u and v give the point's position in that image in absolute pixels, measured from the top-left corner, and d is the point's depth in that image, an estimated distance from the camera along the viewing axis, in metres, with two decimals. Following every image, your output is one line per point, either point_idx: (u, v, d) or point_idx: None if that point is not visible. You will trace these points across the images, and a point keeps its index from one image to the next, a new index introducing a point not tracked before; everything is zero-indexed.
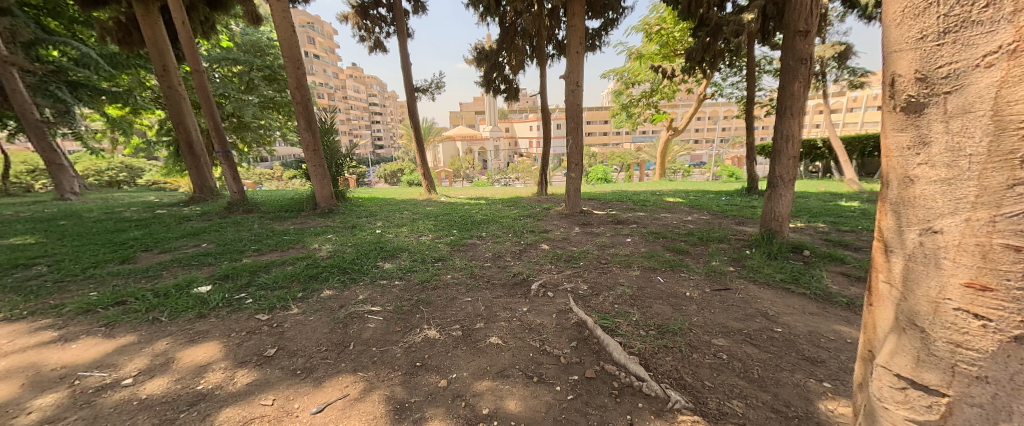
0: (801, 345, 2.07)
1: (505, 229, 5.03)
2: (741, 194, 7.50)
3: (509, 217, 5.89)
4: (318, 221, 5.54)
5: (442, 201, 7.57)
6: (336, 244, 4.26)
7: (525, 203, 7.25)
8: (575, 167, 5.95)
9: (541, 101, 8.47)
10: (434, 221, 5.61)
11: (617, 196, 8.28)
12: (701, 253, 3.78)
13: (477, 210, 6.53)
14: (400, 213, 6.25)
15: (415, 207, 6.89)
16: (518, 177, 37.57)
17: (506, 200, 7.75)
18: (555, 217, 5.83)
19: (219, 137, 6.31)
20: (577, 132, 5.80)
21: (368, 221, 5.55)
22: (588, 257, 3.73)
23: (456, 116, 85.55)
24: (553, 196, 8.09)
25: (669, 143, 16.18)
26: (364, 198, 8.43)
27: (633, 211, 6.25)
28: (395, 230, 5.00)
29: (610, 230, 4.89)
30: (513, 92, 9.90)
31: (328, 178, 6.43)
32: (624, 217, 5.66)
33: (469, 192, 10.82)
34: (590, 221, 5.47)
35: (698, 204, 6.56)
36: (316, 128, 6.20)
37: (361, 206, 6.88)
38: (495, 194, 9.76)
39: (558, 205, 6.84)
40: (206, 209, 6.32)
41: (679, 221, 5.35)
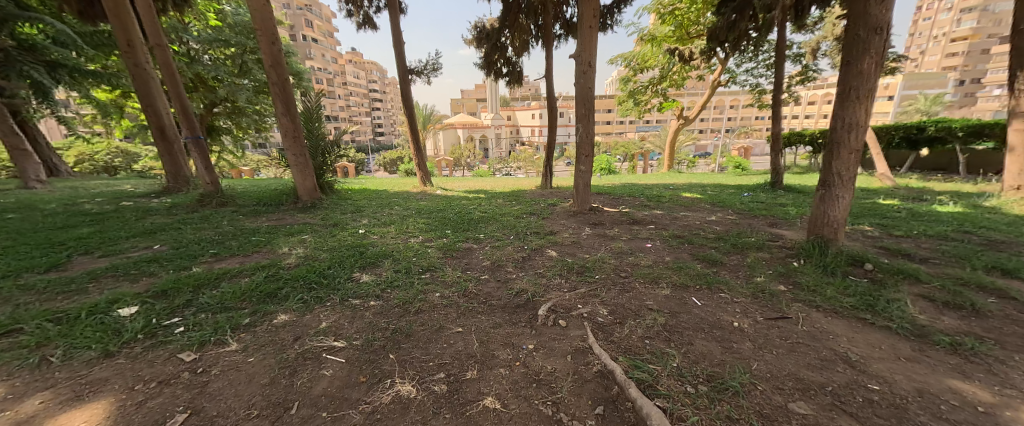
0: (920, 416, 1.47)
1: (506, 229, 4.45)
2: (765, 189, 6.88)
3: (511, 214, 5.30)
4: (297, 218, 4.95)
5: (438, 194, 6.97)
6: (311, 247, 3.68)
7: (529, 198, 6.67)
8: (585, 160, 5.32)
9: (548, 85, 7.74)
10: (427, 219, 5.01)
11: (627, 190, 7.66)
12: (738, 264, 3.19)
13: (475, 206, 5.93)
14: (390, 208, 5.66)
15: (408, 201, 6.29)
16: (519, 167, 36.97)
17: (508, 194, 7.17)
18: (562, 215, 5.23)
19: (188, 121, 5.68)
20: (588, 120, 5.17)
21: (352, 218, 4.96)
22: (604, 269, 3.15)
23: (458, 103, 84.13)
24: (558, 190, 7.48)
25: (678, 134, 15.40)
26: (355, 189, 7.83)
27: (648, 208, 5.65)
28: (381, 230, 4.41)
29: (625, 232, 4.30)
30: (515, 76, 9.12)
31: (310, 170, 5.81)
32: (639, 216, 5.06)
33: (468, 183, 10.18)
34: (601, 220, 4.87)
35: (720, 201, 5.94)
36: (296, 113, 5.53)
37: (349, 200, 6.29)
38: (495, 186, 9.13)
39: (564, 200, 6.25)
40: (177, 202, 5.73)
41: (703, 222, 4.74)
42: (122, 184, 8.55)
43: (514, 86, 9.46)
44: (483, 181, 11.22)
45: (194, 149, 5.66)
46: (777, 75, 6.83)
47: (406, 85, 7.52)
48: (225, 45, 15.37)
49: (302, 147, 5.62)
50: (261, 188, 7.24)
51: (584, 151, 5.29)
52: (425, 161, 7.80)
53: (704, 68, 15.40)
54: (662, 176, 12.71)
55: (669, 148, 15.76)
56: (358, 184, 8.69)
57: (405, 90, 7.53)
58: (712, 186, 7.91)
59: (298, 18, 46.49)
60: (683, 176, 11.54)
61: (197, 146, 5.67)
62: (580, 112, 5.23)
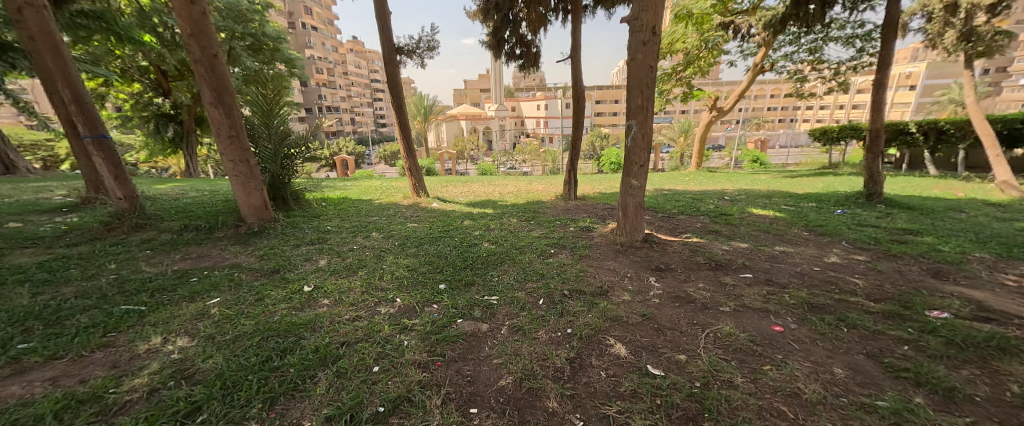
0: None
1: (532, 284, 2.91)
2: (859, 204, 5.27)
3: (534, 248, 3.76)
4: (226, 256, 3.43)
5: (433, 210, 5.46)
6: (201, 335, 2.11)
7: (550, 216, 5.14)
8: (638, 172, 3.73)
9: (574, 68, 6.08)
10: (414, 258, 3.46)
11: (672, 202, 6.08)
12: (1003, 401, 1.60)
13: (482, 231, 4.39)
14: (368, 234, 4.16)
15: (393, 221, 4.77)
16: (524, 160, 35.39)
17: (524, 208, 5.66)
18: (606, 250, 3.67)
19: (88, 114, 4.12)
20: (646, 114, 3.55)
21: (308, 257, 3.44)
22: (745, 414, 1.56)
23: (461, 94, 82.04)
24: (586, 204, 5.92)
25: (710, 128, 13.62)
26: (332, 200, 6.30)
27: (722, 236, 4.07)
28: (343, 283, 2.89)
29: (717, 291, 2.74)
30: (530, 58, 7.42)
31: (258, 182, 4.24)
32: (719, 255, 3.48)
33: (471, 187, 8.63)
34: (668, 264, 3.30)
35: (815, 225, 4.36)
36: (233, 103, 3.96)
37: (315, 220, 4.76)
38: (504, 192, 7.58)
39: (600, 222, 4.70)
40: (76, 225, 4.20)
41: (824, 269, 3.15)
42: (54, 190, 7.08)
43: (527, 70, 7.78)
44: (488, 183, 9.66)
45: (97, 152, 4.14)
46: (883, 54, 5.14)
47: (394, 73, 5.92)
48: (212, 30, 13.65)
49: (246, 147, 4.09)
50: (212, 201, 5.78)
51: (638, 159, 3.69)
52: (417, 165, 6.24)
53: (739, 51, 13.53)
54: (696, 178, 11.06)
55: (698, 144, 13.99)
56: (339, 191, 7.21)
57: (393, 78, 5.94)
58: (778, 196, 6.31)
59: (296, 5, 44.25)
60: (723, 181, 9.94)
61: (102, 148, 4.15)
62: (629, 102, 3.66)
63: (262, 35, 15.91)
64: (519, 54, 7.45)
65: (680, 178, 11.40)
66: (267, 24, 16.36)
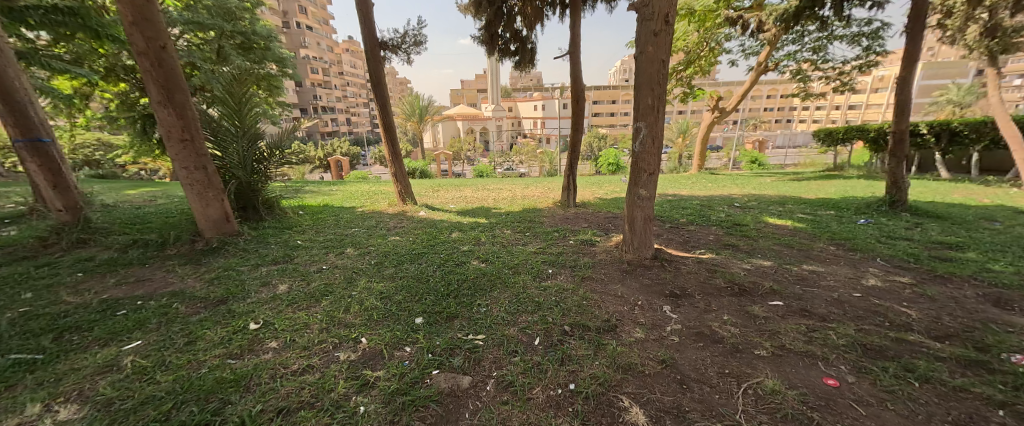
0: None
1: (526, 317, 2.45)
2: (882, 213, 4.86)
3: (529, 268, 3.30)
4: (170, 281, 2.94)
5: (420, 220, 4.98)
6: (95, 399, 1.63)
7: (548, 227, 4.69)
8: (647, 181, 3.29)
9: (574, 65, 5.62)
10: (390, 282, 2.99)
11: (679, 209, 5.65)
12: None
13: (471, 245, 3.92)
14: (341, 250, 3.68)
15: (373, 234, 4.29)
16: (521, 161, 34.88)
17: (520, 218, 5.20)
18: (611, 270, 3.21)
19: (23, 115, 3.66)
20: (656, 116, 3.12)
21: (265, 280, 2.96)
22: None
23: (458, 94, 81.42)
24: (587, 212, 5.47)
25: (711, 128, 13.15)
26: (311, 207, 5.81)
27: (740, 252, 3.62)
28: (299, 317, 2.40)
29: (746, 327, 2.29)
30: (525, 54, 6.94)
31: (219, 191, 3.75)
32: (741, 276, 3.04)
33: (464, 192, 8.17)
34: (683, 288, 2.85)
35: (840, 238, 3.93)
36: (187, 104, 3.49)
37: (286, 233, 4.27)
38: (498, 197, 7.12)
39: (603, 235, 4.25)
40: (8, 241, 3.69)
41: (866, 295, 2.71)
42: (12, 196, 6.53)
43: (522, 68, 7.30)
44: (482, 187, 9.19)
45: (32, 157, 3.68)
46: (909, 50, 4.73)
47: (377, 70, 5.44)
48: (199, 28, 13.09)
49: (200, 148, 3.61)
50: (178, 210, 5.28)
51: (647, 166, 3.25)
52: (404, 170, 5.76)
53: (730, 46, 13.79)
54: (699, 181, 10.65)
55: (700, 145, 13.57)
56: (321, 197, 6.72)
57: (376, 76, 5.46)
58: (791, 203, 5.89)
59: (291, 4, 43.46)
60: (728, 184, 9.53)
61: (38, 154, 3.68)
62: (635, 102, 3.22)
63: (252, 33, 15.06)
64: (513, 51, 6.98)
65: (683, 181, 10.98)
66: (256, 22, 15.72)
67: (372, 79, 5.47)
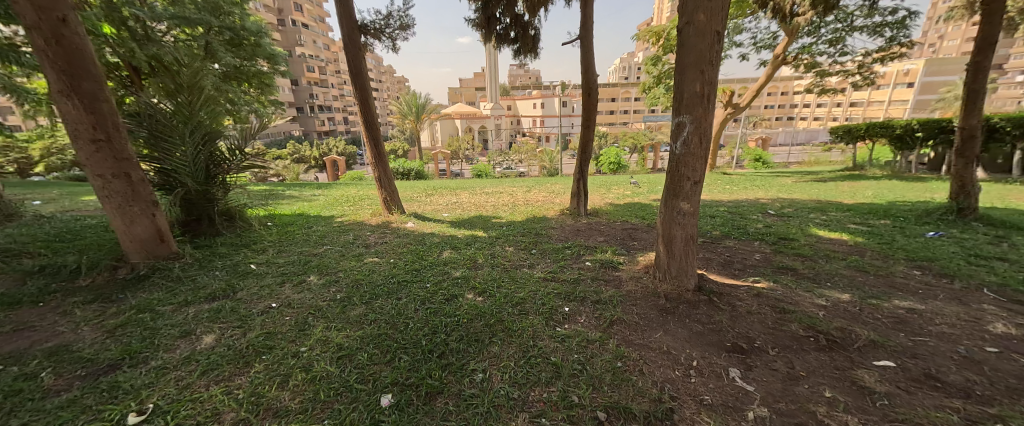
0: None
1: (541, 395, 1.69)
2: (948, 224, 4.15)
3: (539, 305, 2.55)
4: (56, 330, 2.17)
5: (406, 234, 4.24)
6: None
7: (558, 243, 3.95)
8: (691, 192, 2.55)
9: (585, 52, 4.86)
10: (354, 328, 2.22)
11: (706, 218, 4.91)
12: None
13: (466, 270, 3.18)
14: (301, 278, 2.92)
15: (347, 253, 3.54)
16: (521, 160, 34.04)
17: (523, 230, 4.47)
18: (646, 310, 2.46)
19: None
20: (703, 107, 2.38)
21: (186, 328, 2.19)
22: None
23: (456, 92, 80.50)
24: (601, 223, 4.74)
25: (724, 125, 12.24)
26: (282, 217, 5.05)
27: (803, 280, 2.87)
28: (210, 398, 1.62)
29: (869, 414, 1.54)
30: (526, 42, 6.18)
31: (151, 207, 3.01)
32: (822, 319, 2.28)
33: (461, 197, 7.43)
34: (749, 338, 2.10)
35: (919, 258, 3.20)
36: (100, 96, 2.72)
37: (239, 253, 3.51)
38: (498, 203, 6.38)
39: (625, 255, 3.51)
40: None
41: (1005, 351, 1.96)
42: None
43: (522, 57, 6.54)
44: (480, 190, 8.44)
45: None
46: (985, 33, 4.01)
47: (356, 60, 4.65)
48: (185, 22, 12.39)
49: (124, 149, 2.89)
50: None
51: (690, 173, 2.52)
52: (389, 174, 5.00)
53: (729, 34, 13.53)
54: (714, 182, 9.90)
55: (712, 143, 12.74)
56: (298, 205, 5.96)
57: (355, 67, 4.67)
58: (833, 210, 5.16)
59: None
60: (746, 185, 8.78)
61: None
62: (677, 88, 2.48)
63: (242, 29, 14.07)
64: (515, 38, 6.22)
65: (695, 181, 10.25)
66: (246, 18, 14.78)
67: (351, 70, 4.68)
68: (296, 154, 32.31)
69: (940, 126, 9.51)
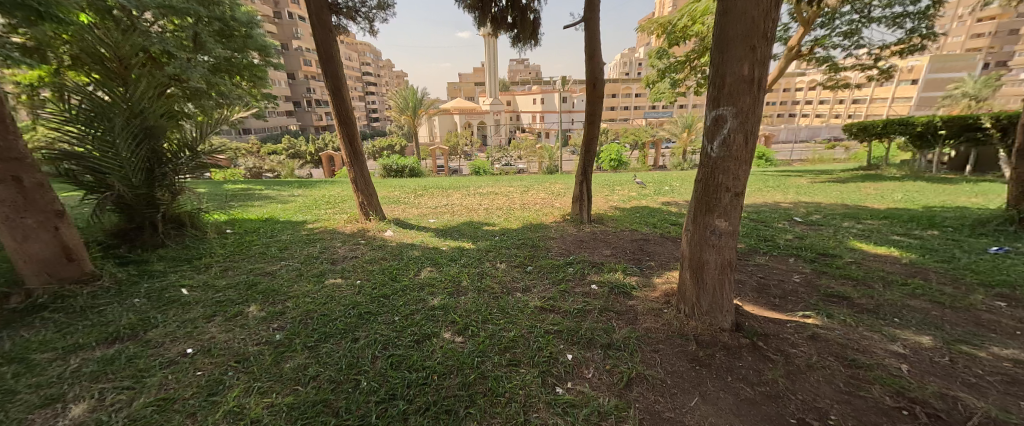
0: None
1: None
2: (1008, 235, 3.60)
3: (534, 351, 1.98)
4: None
5: (382, 245, 3.68)
6: None
7: (559, 258, 3.41)
8: (730, 206, 1.97)
9: (588, 33, 4.17)
10: (283, 391, 1.64)
11: None
12: None
13: (446, 297, 2.61)
14: (237, 309, 2.34)
15: (305, 272, 2.96)
16: (520, 156, 33.41)
17: (520, 240, 3.93)
18: (674, 360, 1.88)
19: None
20: (750, 95, 1.79)
21: (53, 391, 1.60)
22: None
23: (456, 87, 79.59)
24: (607, 231, 4.19)
25: None
26: (247, 224, 4.48)
27: (863, 314, 2.31)
28: None
29: None
30: (525, 27, 5.52)
31: (54, 216, 2.43)
32: (911, 378, 1.71)
33: (453, 198, 6.87)
34: (821, 409, 1.53)
35: (996, 282, 2.64)
36: None
37: (177, 271, 2.93)
38: (493, 206, 5.81)
39: (637, 276, 2.95)
40: None
41: None
42: None
43: (520, 45, 5.92)
44: (475, 190, 7.88)
45: None
46: None
47: (328, 42, 4.01)
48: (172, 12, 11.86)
49: (13, 146, 2.27)
50: None
51: (730, 182, 1.93)
52: (366, 175, 4.40)
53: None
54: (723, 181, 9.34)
55: None
56: (271, 208, 5.39)
57: (327, 51, 4.03)
58: (866, 217, 4.61)
59: None
60: (759, 185, 8.22)
61: None
62: (717, 69, 1.87)
63: (231, 19, 13.38)
64: (512, 22, 5.59)
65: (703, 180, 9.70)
66: (237, 9, 14.07)
67: (322, 55, 4.05)
68: (291, 149, 31.75)
69: (966, 123, 8.88)
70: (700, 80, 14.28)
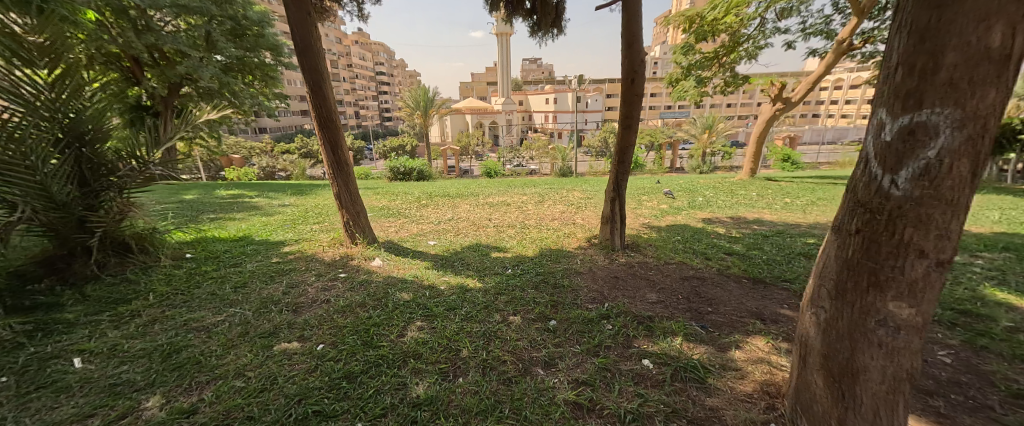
0: None
1: None
2: None
3: None
4: None
5: (365, 282, 2.93)
6: None
7: (591, 306, 2.60)
8: (921, 283, 1.10)
9: (626, 17, 3.30)
10: None
11: (799, 258, 3.44)
12: None
13: (435, 381, 1.80)
14: (129, 403, 1.58)
15: (252, 328, 2.21)
16: (532, 157, 32.67)
17: (539, 275, 3.13)
18: None
19: None
20: (997, 87, 0.92)
21: None
22: None
23: (467, 87, 79.23)
24: (646, 263, 3.35)
25: (772, 123, 10.15)
26: (217, 244, 3.83)
27: None
28: None
29: None
30: (547, 13, 4.68)
31: None
32: None
33: (459, 209, 6.12)
34: None
35: None
36: None
37: (90, 323, 2.23)
38: (503, 222, 5.03)
39: (707, 344, 2.09)
40: None
41: None
42: None
43: (540, 35, 5.10)
44: (484, 199, 7.13)
45: None
46: None
47: (305, 29, 3.24)
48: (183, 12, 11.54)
49: None
50: None
51: (930, 243, 1.07)
52: (351, 191, 3.65)
53: (780, 17, 11.68)
54: (763, 190, 8.32)
55: (754, 146, 10.59)
56: (252, 224, 4.74)
57: (304, 41, 3.28)
58: (977, 248, 3.65)
59: None
60: (808, 196, 7.19)
61: None
62: (923, 39, 1.00)
63: (242, 18, 12.92)
64: (530, 8, 4.77)
65: (738, 189, 8.69)
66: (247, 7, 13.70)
67: (298, 46, 3.30)
68: (303, 148, 31.74)
69: None
70: (730, 78, 13.20)
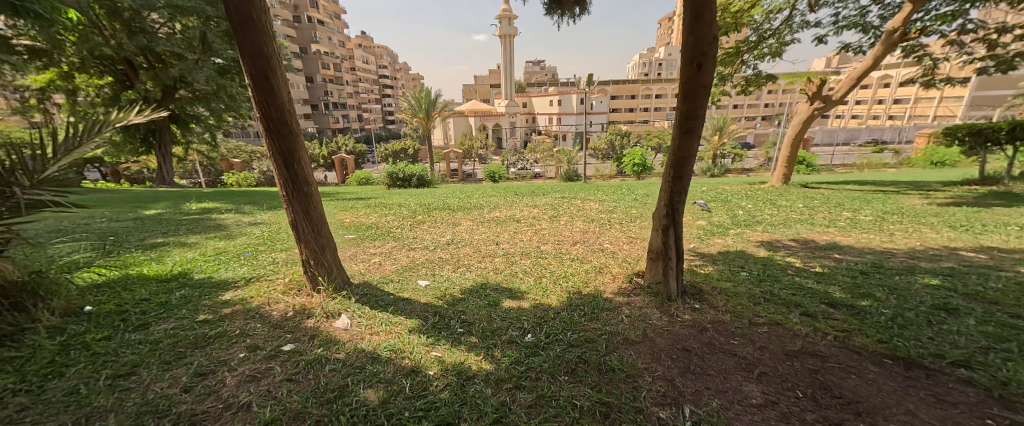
0: None
1: None
2: None
3: None
4: None
5: (315, 363, 1.94)
6: None
7: (671, 418, 1.59)
8: None
9: None
10: None
11: (939, 314, 2.42)
12: None
13: None
14: None
15: None
16: (536, 160, 31.76)
17: (576, 345, 2.14)
18: None
19: None
20: None
21: None
22: None
23: (470, 90, 78.55)
24: (725, 323, 2.33)
25: (809, 124, 9.22)
26: (137, 286, 2.86)
27: None
28: None
29: None
30: None
31: None
32: None
33: (460, 227, 5.15)
34: None
35: None
36: None
37: None
38: (515, 249, 4.05)
39: None
40: None
41: None
42: None
43: (557, 15, 4.13)
44: (489, 213, 6.16)
45: None
46: None
47: None
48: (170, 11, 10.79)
49: None
50: None
51: None
52: (320, 222, 2.72)
53: (813, 9, 10.62)
54: (807, 201, 7.27)
55: (788, 151, 9.61)
56: (203, 253, 3.80)
57: (241, 12, 2.24)
58: None
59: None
60: (867, 209, 6.14)
61: None
62: None
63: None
64: None
65: (777, 199, 7.65)
66: None
67: (235, 20, 2.27)
68: None
69: None
70: (755, 75, 12.17)
